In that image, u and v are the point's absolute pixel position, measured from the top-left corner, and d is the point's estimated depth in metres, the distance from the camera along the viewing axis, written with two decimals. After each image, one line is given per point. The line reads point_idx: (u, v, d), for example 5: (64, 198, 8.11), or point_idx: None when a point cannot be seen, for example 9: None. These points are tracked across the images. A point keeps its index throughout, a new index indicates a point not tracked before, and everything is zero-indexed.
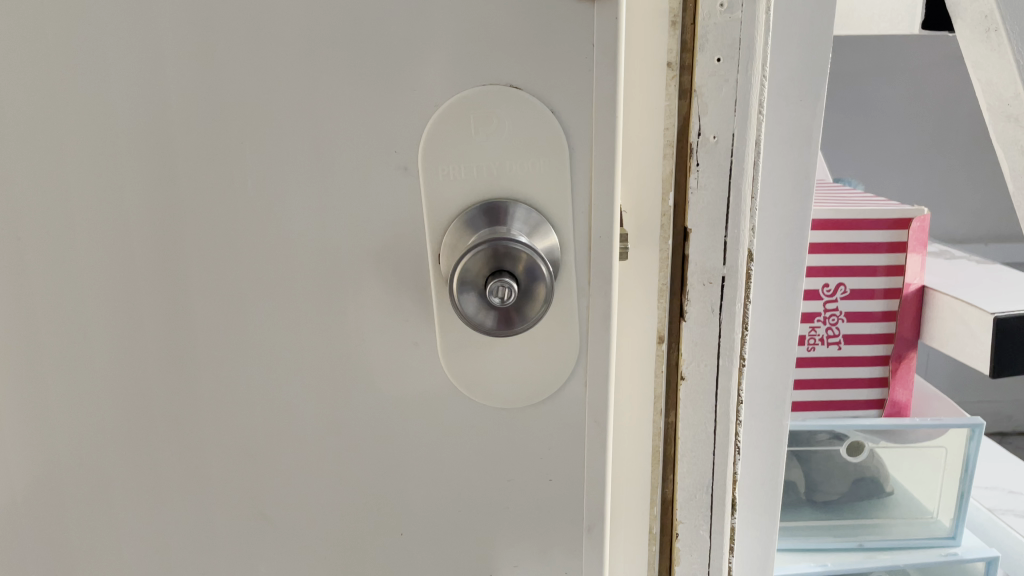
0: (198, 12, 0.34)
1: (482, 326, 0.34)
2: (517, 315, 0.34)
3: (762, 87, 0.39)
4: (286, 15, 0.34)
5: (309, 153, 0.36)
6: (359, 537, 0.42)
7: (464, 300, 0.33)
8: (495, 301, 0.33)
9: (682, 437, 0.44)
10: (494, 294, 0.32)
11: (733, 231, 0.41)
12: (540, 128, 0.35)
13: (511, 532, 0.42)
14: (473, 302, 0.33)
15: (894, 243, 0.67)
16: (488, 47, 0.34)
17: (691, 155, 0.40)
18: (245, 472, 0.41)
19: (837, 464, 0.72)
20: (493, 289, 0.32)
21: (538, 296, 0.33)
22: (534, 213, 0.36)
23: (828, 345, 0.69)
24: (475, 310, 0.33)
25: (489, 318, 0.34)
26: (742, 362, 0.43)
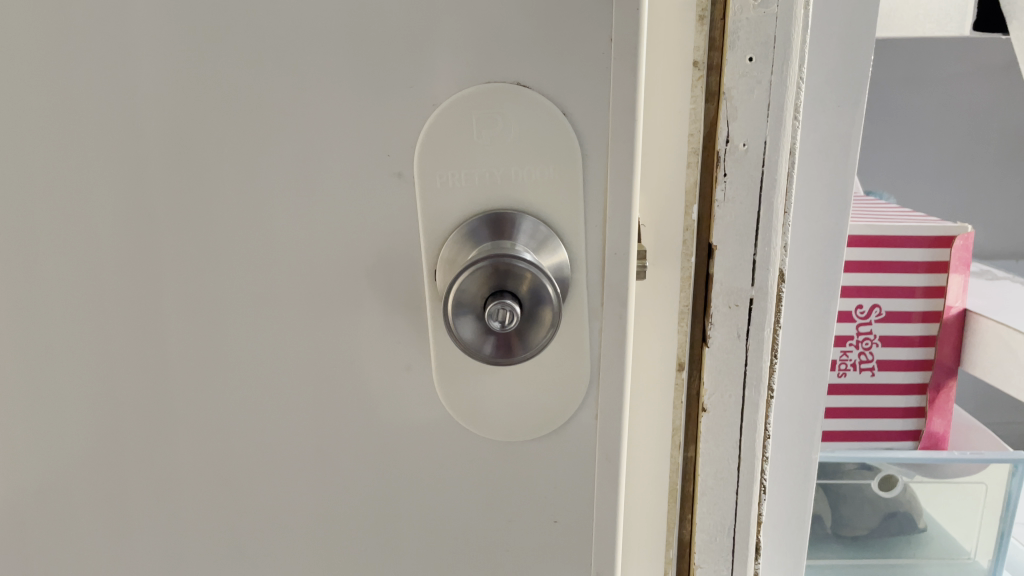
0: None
1: (479, 353, 0.30)
2: (519, 341, 0.30)
3: (799, 90, 0.35)
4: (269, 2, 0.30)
5: (292, 156, 0.32)
6: None
7: (460, 324, 0.30)
8: (495, 324, 0.29)
9: (701, 475, 0.40)
10: (494, 318, 0.29)
11: (763, 248, 0.37)
12: (551, 132, 0.32)
13: None
14: (470, 326, 0.30)
15: (934, 262, 0.62)
16: (493, 41, 0.31)
17: (717, 164, 0.36)
18: (223, 506, 0.37)
19: (866, 498, 0.66)
20: (493, 312, 0.29)
21: (543, 321, 0.30)
22: (543, 226, 0.32)
23: (861, 371, 0.65)
24: (472, 335, 0.30)
25: (488, 344, 0.30)
26: (771, 395, 0.39)
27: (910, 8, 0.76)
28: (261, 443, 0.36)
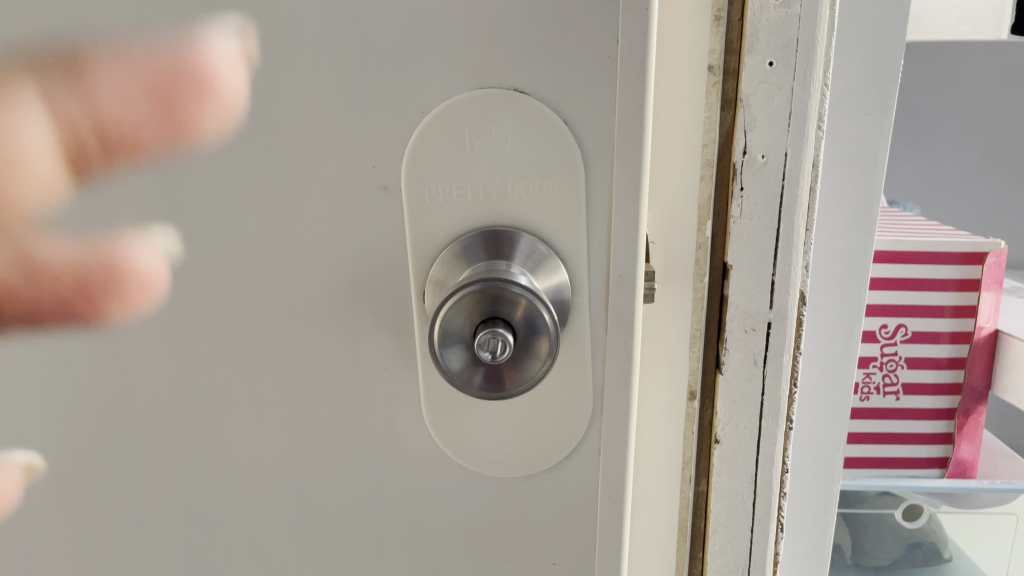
0: None
1: (467, 385, 0.28)
2: (513, 372, 0.28)
3: (824, 96, 0.32)
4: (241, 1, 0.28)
5: (265, 168, 0.30)
6: None
7: (448, 354, 0.27)
8: (486, 355, 0.26)
9: (714, 511, 0.37)
10: (484, 348, 0.26)
11: (782, 269, 0.34)
12: (549, 142, 0.29)
13: None
14: (458, 356, 0.27)
15: (965, 280, 0.57)
16: (486, 45, 0.28)
17: (733, 178, 0.33)
18: (199, 546, 0.35)
19: (890, 530, 0.62)
20: (483, 341, 0.26)
21: (538, 351, 0.27)
22: (540, 245, 0.30)
23: (885, 396, 0.60)
24: (460, 366, 0.27)
25: (478, 375, 0.28)
26: (790, 426, 0.36)
27: (941, 8, 0.74)
28: (238, 478, 0.34)
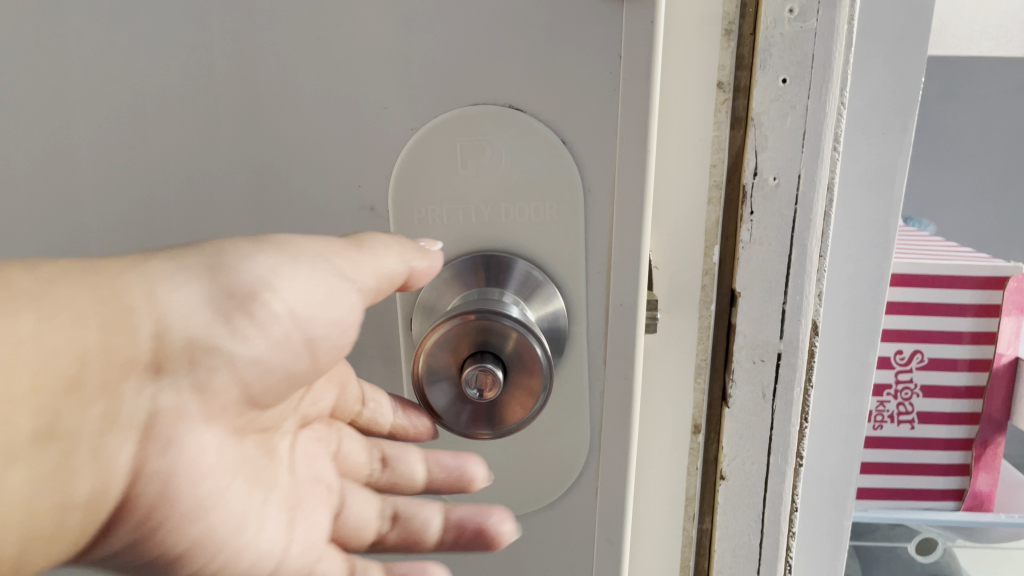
0: (115, 15, 0.28)
1: (453, 423, 0.27)
2: (502, 413, 0.26)
3: (841, 115, 0.30)
4: (224, 20, 0.28)
5: (251, 186, 0.30)
6: None
7: (435, 390, 0.26)
8: (473, 391, 0.25)
9: (718, 550, 0.36)
10: (472, 384, 0.25)
11: (793, 297, 0.32)
12: (543, 162, 0.28)
13: None
14: (444, 393, 0.26)
15: (985, 305, 0.50)
16: (477, 63, 0.27)
17: (743, 201, 0.31)
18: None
19: (902, 567, 0.53)
20: (471, 377, 0.25)
21: (530, 390, 0.26)
22: (535, 271, 0.29)
23: (899, 425, 0.52)
24: (447, 403, 0.26)
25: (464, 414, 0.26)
26: (801, 464, 0.34)
27: (966, 23, 0.64)
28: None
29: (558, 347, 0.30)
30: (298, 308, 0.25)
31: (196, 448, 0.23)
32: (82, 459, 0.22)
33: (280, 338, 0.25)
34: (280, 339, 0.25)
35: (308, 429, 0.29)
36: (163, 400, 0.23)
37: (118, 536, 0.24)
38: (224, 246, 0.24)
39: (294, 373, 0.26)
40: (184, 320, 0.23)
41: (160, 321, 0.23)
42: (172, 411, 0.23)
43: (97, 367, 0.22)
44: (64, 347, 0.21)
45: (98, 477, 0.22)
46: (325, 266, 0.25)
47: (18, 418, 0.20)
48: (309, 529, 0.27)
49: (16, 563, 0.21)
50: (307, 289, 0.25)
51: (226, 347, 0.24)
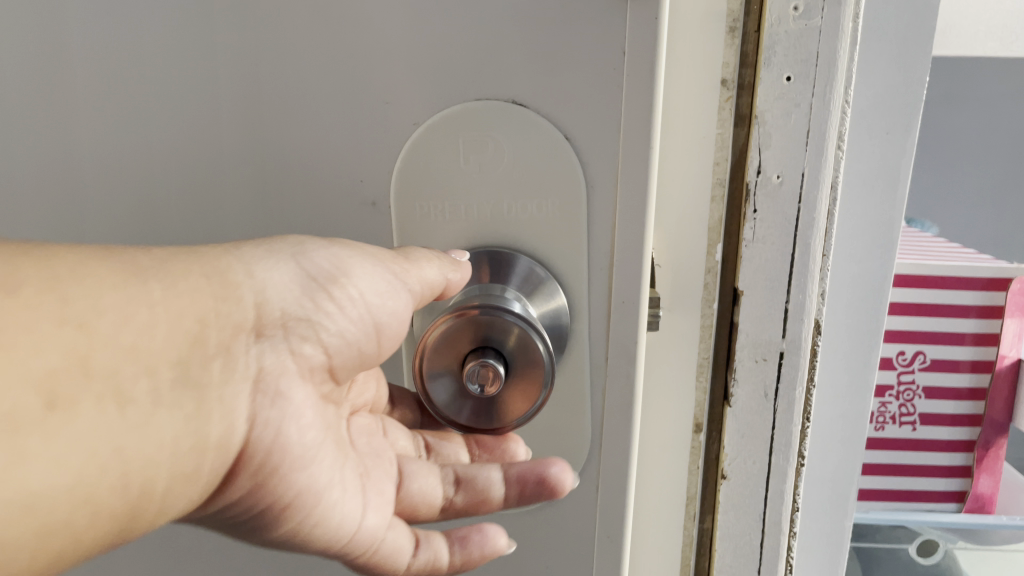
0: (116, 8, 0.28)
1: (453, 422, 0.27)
2: (501, 410, 0.26)
3: (845, 114, 0.30)
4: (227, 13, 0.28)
5: (252, 180, 0.30)
6: None
7: (436, 385, 0.26)
8: (473, 386, 0.25)
9: (718, 550, 0.35)
10: (473, 379, 0.25)
11: (796, 296, 0.32)
12: (546, 157, 0.28)
13: None
14: (446, 388, 0.26)
15: (989, 307, 0.49)
16: (479, 58, 0.27)
17: (746, 199, 0.31)
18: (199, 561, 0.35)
19: (903, 568, 0.52)
20: (472, 372, 0.25)
21: (532, 387, 0.25)
22: (538, 268, 0.29)
23: (900, 426, 0.52)
24: (448, 399, 0.26)
25: (464, 412, 0.26)
26: (802, 463, 0.34)
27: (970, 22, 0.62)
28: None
29: (559, 344, 0.30)
30: (373, 292, 0.26)
31: (295, 407, 0.25)
32: (214, 405, 0.22)
33: (359, 316, 0.26)
34: (359, 317, 0.26)
35: (359, 417, 0.30)
36: (267, 361, 0.24)
37: (236, 488, 0.24)
38: (301, 239, 0.26)
39: (365, 352, 0.27)
40: (279, 298, 0.25)
41: (261, 294, 0.24)
42: (275, 370, 0.24)
43: (216, 327, 0.23)
44: (187, 307, 0.22)
45: (226, 425, 0.23)
46: (389, 261, 0.26)
47: (158, 363, 0.21)
48: (380, 496, 0.28)
49: (161, 504, 0.21)
50: (376, 283, 0.26)
51: (314, 321, 0.25)
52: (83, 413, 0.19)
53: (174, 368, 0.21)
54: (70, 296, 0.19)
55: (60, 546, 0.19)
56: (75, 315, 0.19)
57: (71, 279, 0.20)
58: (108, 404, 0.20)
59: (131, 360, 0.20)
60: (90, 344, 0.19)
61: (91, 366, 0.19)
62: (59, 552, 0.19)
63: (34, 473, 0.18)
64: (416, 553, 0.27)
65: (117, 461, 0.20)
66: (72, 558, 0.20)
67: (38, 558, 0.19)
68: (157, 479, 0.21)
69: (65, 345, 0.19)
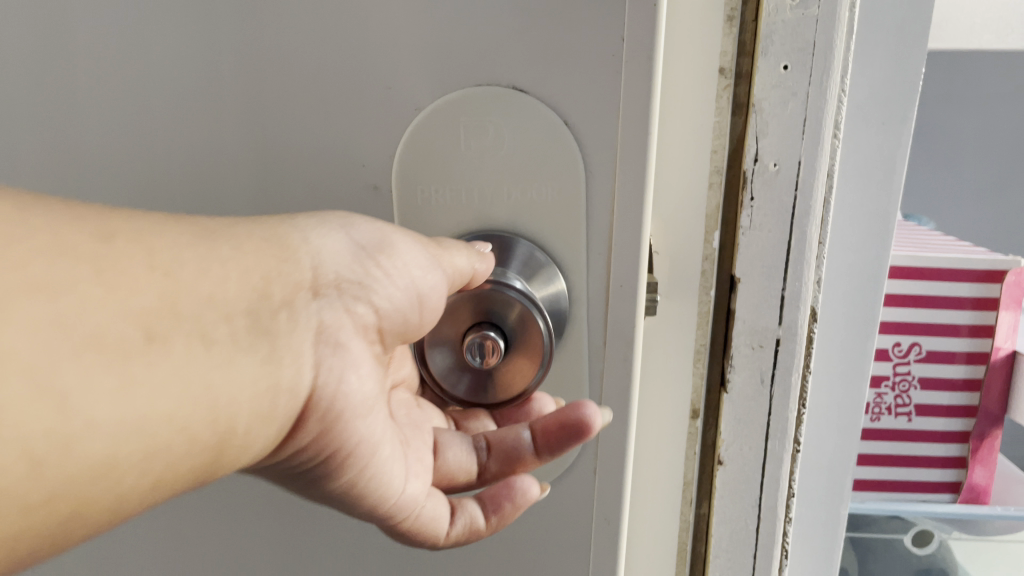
0: None
1: (451, 390, 0.30)
2: (495, 382, 0.29)
3: (842, 103, 0.30)
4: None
5: (255, 164, 0.30)
6: None
7: (438, 357, 0.30)
8: (473, 358, 0.28)
9: (715, 535, 0.36)
10: (472, 350, 0.28)
11: (793, 283, 0.32)
12: (547, 143, 0.28)
13: None
14: (447, 359, 0.30)
15: (983, 299, 0.50)
16: (481, 44, 0.28)
17: (743, 187, 0.31)
18: (200, 543, 0.35)
19: (898, 557, 0.53)
20: (472, 344, 0.28)
21: (525, 361, 0.29)
22: (538, 252, 0.30)
23: (896, 417, 0.53)
24: (448, 369, 0.30)
25: (462, 382, 0.30)
26: (798, 449, 0.34)
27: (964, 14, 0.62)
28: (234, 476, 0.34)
29: (558, 329, 0.30)
30: (417, 266, 0.26)
31: (353, 359, 0.25)
32: (285, 351, 0.22)
33: (408, 283, 0.26)
34: (408, 283, 0.26)
35: (398, 391, 0.31)
36: (326, 316, 0.24)
37: (305, 434, 0.24)
38: (347, 213, 0.26)
39: (411, 320, 0.27)
40: (333, 261, 0.25)
41: (316, 258, 0.24)
42: (334, 325, 0.24)
43: (279, 283, 0.23)
44: (254, 264, 0.22)
45: (298, 370, 0.23)
46: (425, 244, 0.27)
47: (234, 311, 0.21)
48: (420, 463, 0.29)
49: (243, 442, 0.22)
50: (417, 257, 0.26)
51: (366, 284, 0.26)
52: (176, 350, 0.19)
53: (250, 314, 0.22)
54: (154, 247, 0.20)
55: (156, 474, 0.19)
56: (161, 263, 0.20)
57: (151, 232, 0.20)
58: (195, 343, 0.20)
59: (212, 306, 0.21)
60: (176, 290, 0.20)
61: (179, 308, 0.20)
62: (154, 482, 0.19)
63: (132, 399, 0.18)
64: (454, 517, 0.29)
65: (207, 395, 0.20)
66: (163, 493, 0.20)
67: (134, 487, 0.19)
68: (239, 417, 0.21)
69: (154, 289, 0.19)
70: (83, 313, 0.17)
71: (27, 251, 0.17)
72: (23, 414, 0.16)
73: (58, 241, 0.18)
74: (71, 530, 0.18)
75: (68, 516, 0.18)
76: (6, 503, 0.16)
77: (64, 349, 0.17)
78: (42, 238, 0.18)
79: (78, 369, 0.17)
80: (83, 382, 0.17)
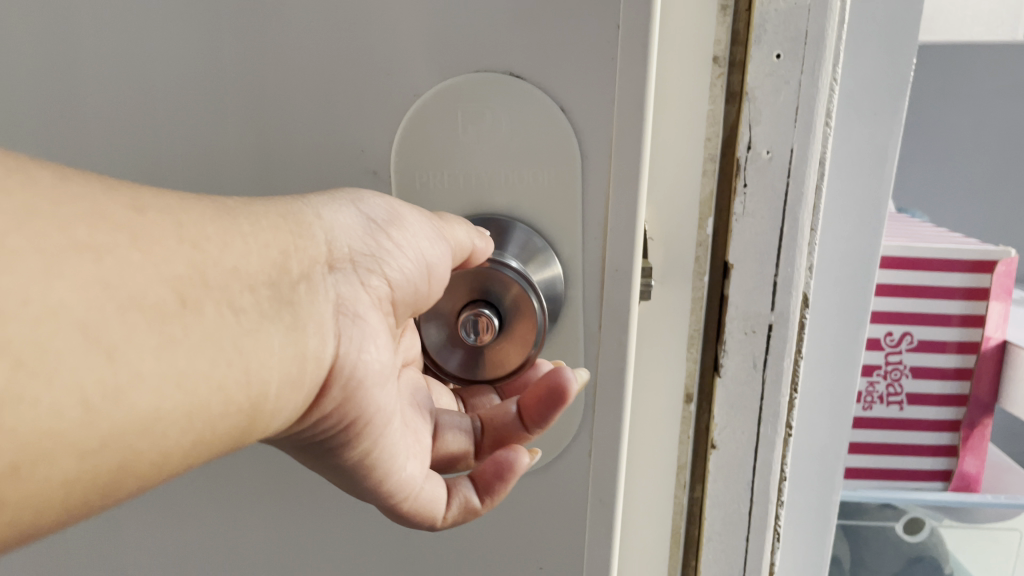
0: None
1: (444, 365, 0.31)
2: (486, 358, 0.30)
3: (834, 92, 0.31)
4: None
5: (255, 150, 0.31)
6: None
7: (432, 330, 0.31)
8: (466, 333, 0.29)
9: (708, 518, 0.37)
10: (466, 325, 0.29)
11: (784, 269, 0.33)
12: (544, 129, 0.29)
13: None
14: (441, 334, 0.31)
15: (974, 289, 0.51)
16: (479, 32, 0.28)
17: (736, 174, 0.32)
18: (199, 523, 0.36)
19: (889, 544, 0.53)
20: (466, 320, 0.29)
21: (516, 340, 0.29)
22: (535, 237, 0.30)
23: (887, 405, 0.53)
24: (441, 342, 0.31)
25: (454, 357, 0.31)
26: (790, 434, 0.35)
27: (957, 7, 0.63)
28: (232, 458, 0.34)
29: (555, 312, 0.31)
30: (425, 239, 0.27)
31: (371, 331, 0.25)
32: (309, 319, 0.23)
33: (416, 256, 0.27)
34: (418, 255, 0.27)
35: (409, 369, 0.32)
36: (343, 290, 0.25)
37: (329, 402, 0.25)
38: (356, 190, 0.27)
39: (421, 292, 0.28)
40: (347, 234, 0.25)
41: (329, 232, 0.25)
42: (350, 298, 0.25)
43: (297, 258, 0.23)
44: (274, 238, 0.23)
45: (321, 339, 0.23)
46: (431, 219, 0.28)
47: (258, 282, 0.22)
48: (417, 445, 0.30)
49: (275, 407, 0.22)
50: (425, 231, 0.27)
51: (379, 258, 0.26)
52: (207, 314, 0.20)
53: (273, 285, 0.22)
54: (182, 218, 0.20)
55: (197, 434, 0.20)
56: (189, 234, 0.20)
57: (177, 205, 0.21)
58: (223, 309, 0.20)
59: (238, 276, 0.21)
60: (204, 260, 0.20)
61: (208, 276, 0.20)
62: (195, 441, 0.20)
63: (169, 360, 0.19)
64: (450, 498, 0.30)
65: (240, 358, 0.20)
66: (199, 456, 0.21)
67: (176, 446, 0.20)
68: (270, 384, 0.21)
69: (184, 257, 0.20)
70: (122, 274, 0.18)
71: (66, 216, 0.18)
72: (74, 366, 0.17)
73: (94, 209, 0.18)
74: (118, 485, 0.19)
75: (114, 471, 0.18)
76: (57, 449, 0.17)
77: (108, 307, 0.18)
78: (78, 205, 0.18)
79: (121, 326, 0.18)
80: (127, 337, 0.18)
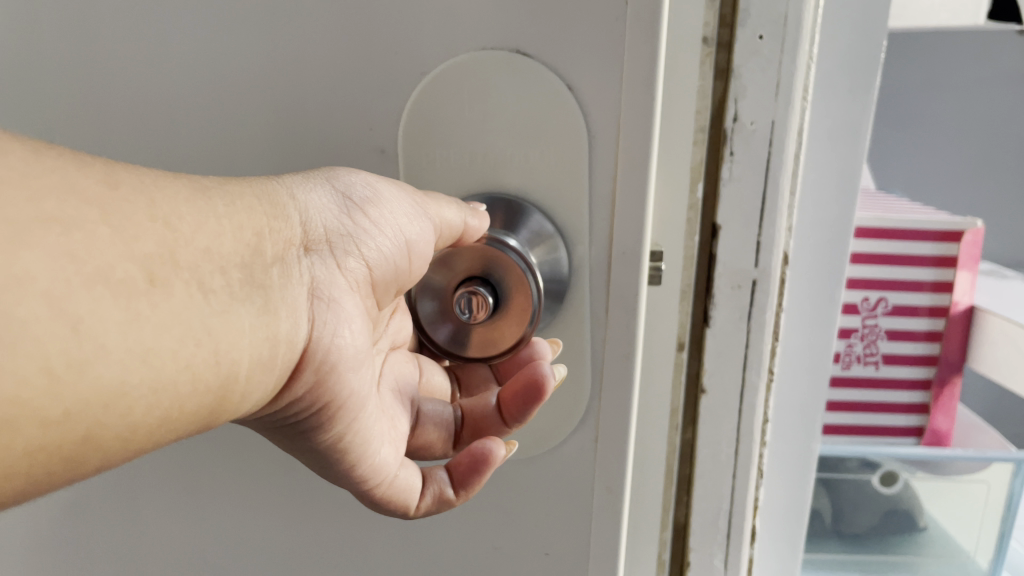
0: None
1: (436, 337, 0.34)
2: (476, 334, 0.34)
3: (810, 68, 0.35)
4: None
5: (290, 120, 0.34)
6: (333, 531, 0.40)
7: (427, 303, 0.34)
8: (465, 309, 0.32)
9: (699, 457, 0.40)
10: (464, 301, 0.32)
11: (767, 230, 0.36)
12: (549, 103, 0.33)
13: (511, 540, 0.39)
14: (434, 307, 0.34)
15: (944, 257, 0.55)
16: (496, 14, 0.32)
17: (724, 142, 0.36)
18: (232, 467, 0.39)
19: (867, 497, 0.57)
20: (465, 295, 0.32)
21: (509, 320, 0.33)
22: (547, 225, 0.34)
23: (865, 365, 0.57)
24: (433, 314, 0.34)
25: (445, 330, 0.34)
26: (772, 378, 0.39)
27: None
28: None
29: (559, 293, 0.35)
30: (402, 217, 0.31)
31: (345, 314, 0.29)
32: (280, 302, 0.26)
33: (394, 231, 0.30)
34: (392, 235, 0.30)
35: (396, 352, 0.37)
36: (318, 273, 0.28)
37: (302, 384, 0.28)
38: (332, 171, 0.30)
39: (400, 267, 0.32)
40: (320, 216, 0.29)
41: (303, 213, 0.28)
42: (325, 280, 0.29)
43: (271, 240, 0.27)
44: (247, 221, 0.26)
45: (292, 321, 0.27)
46: (412, 194, 0.31)
47: (228, 264, 0.25)
48: (393, 431, 0.33)
49: (244, 385, 0.25)
50: (404, 209, 0.31)
51: (355, 238, 0.30)
52: (174, 292, 0.22)
53: (245, 268, 0.25)
54: (154, 198, 0.23)
55: (166, 408, 0.23)
56: (161, 213, 0.23)
57: (151, 186, 0.23)
58: (194, 291, 0.23)
59: (209, 256, 0.24)
60: (174, 240, 0.23)
61: (178, 257, 0.23)
62: (162, 416, 0.23)
63: (139, 333, 0.21)
64: (424, 489, 0.34)
65: (209, 339, 0.23)
66: (172, 428, 0.24)
67: (142, 422, 0.22)
68: (239, 362, 0.25)
69: (156, 237, 0.22)
70: (91, 250, 0.20)
71: (36, 190, 0.20)
72: (39, 333, 0.19)
73: (68, 184, 0.21)
74: (86, 454, 0.21)
75: (83, 439, 0.21)
76: (20, 417, 0.19)
77: (77, 280, 0.20)
78: (53, 181, 0.20)
79: (90, 299, 0.20)
80: (93, 312, 0.20)
